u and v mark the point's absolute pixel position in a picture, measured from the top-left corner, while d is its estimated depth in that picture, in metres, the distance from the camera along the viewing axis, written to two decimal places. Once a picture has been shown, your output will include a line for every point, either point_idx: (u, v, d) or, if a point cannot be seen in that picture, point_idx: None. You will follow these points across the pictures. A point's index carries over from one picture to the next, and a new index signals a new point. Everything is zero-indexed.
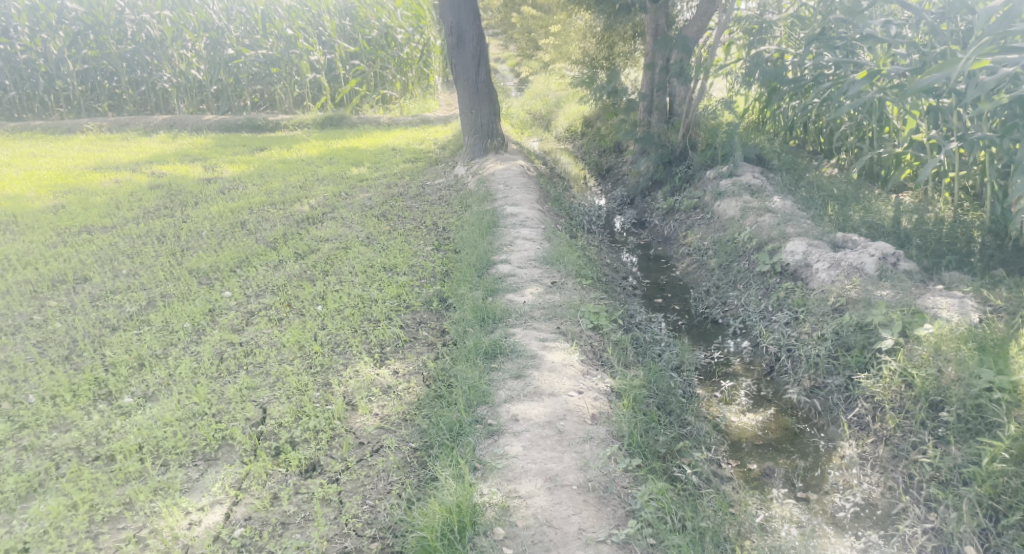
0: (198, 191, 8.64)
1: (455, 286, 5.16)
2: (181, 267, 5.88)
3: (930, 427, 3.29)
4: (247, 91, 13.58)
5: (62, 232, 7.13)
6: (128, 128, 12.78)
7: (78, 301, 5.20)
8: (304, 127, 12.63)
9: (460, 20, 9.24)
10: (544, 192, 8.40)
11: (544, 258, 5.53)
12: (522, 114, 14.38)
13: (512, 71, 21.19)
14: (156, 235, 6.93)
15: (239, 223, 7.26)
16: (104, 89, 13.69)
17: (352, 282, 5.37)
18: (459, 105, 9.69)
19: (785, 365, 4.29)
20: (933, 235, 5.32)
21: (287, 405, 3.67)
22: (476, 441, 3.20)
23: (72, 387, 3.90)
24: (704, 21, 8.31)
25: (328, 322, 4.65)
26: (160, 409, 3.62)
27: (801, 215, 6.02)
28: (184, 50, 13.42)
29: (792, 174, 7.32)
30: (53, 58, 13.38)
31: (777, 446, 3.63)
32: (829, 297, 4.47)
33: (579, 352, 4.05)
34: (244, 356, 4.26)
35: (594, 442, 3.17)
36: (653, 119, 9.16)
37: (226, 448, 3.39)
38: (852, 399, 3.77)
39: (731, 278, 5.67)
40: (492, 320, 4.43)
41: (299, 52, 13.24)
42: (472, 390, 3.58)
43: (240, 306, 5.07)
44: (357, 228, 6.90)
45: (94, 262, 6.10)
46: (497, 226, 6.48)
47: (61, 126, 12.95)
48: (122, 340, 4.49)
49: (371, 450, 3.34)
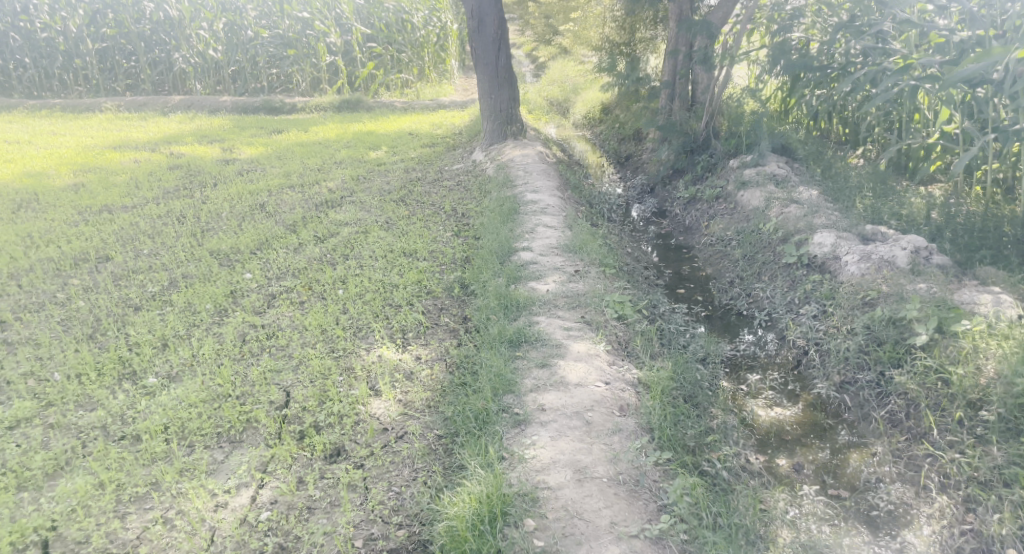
0: (217, 172, 8.63)
1: (476, 273, 5.12)
2: (202, 248, 5.87)
3: (967, 426, 3.24)
4: (265, 73, 13.54)
5: (82, 211, 7.13)
6: (146, 108, 12.78)
7: (101, 280, 5.20)
8: (321, 110, 12.58)
9: (481, 3, 9.10)
10: (564, 179, 8.31)
11: (566, 246, 5.47)
12: (539, 100, 14.24)
13: (529, 56, 21.01)
14: (176, 216, 6.93)
15: (259, 205, 7.24)
16: (123, 68, 13.68)
17: (372, 266, 5.34)
18: (479, 91, 9.60)
19: (813, 359, 4.22)
20: (965, 229, 5.19)
21: (311, 389, 3.66)
22: (503, 430, 3.16)
23: (96, 365, 3.89)
24: (728, 9, 8.16)
25: (350, 307, 4.63)
26: (185, 390, 3.62)
27: (828, 206, 5.91)
28: (202, 30, 13.38)
29: (818, 165, 7.18)
30: (72, 36, 13.38)
31: (805, 441, 3.58)
32: (859, 290, 4.38)
33: (605, 342, 4.00)
34: (267, 339, 4.25)
35: (623, 434, 3.13)
36: (675, 107, 9.04)
37: (250, 431, 3.38)
38: (884, 395, 3.71)
39: (756, 270, 5.57)
40: (515, 307, 4.39)
41: (316, 34, 13.15)
42: (497, 378, 3.54)
43: (261, 288, 5.06)
44: (376, 213, 6.86)
45: (116, 241, 6.11)
46: (517, 213, 6.41)
47: (80, 104, 12.97)
48: (145, 319, 4.48)
49: (395, 436, 3.32)
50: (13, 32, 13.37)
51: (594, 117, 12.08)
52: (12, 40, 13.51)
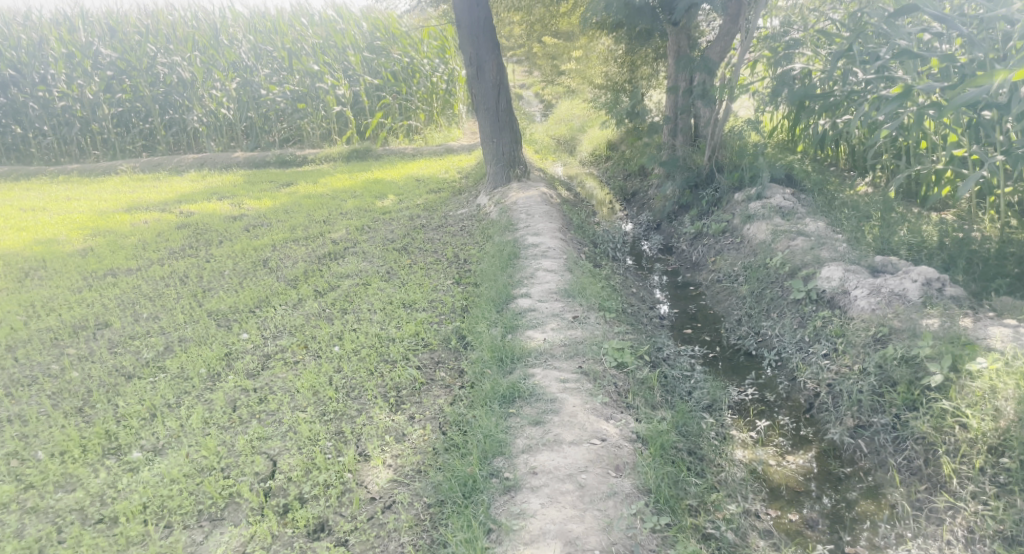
0: (223, 229, 8.66)
1: (473, 322, 4.98)
2: (201, 308, 5.83)
3: (989, 474, 3.01)
4: (275, 127, 13.75)
5: (88, 277, 7.16)
6: (158, 168, 13.02)
7: (97, 348, 5.18)
8: (330, 161, 12.72)
9: (479, 50, 9.13)
10: (567, 219, 8.22)
11: (566, 290, 5.32)
12: (545, 140, 14.27)
13: (537, 96, 21.19)
14: (180, 276, 6.92)
15: (262, 261, 7.22)
16: (138, 130, 13.98)
17: (370, 320, 5.24)
18: (481, 135, 9.61)
19: (825, 402, 4.01)
20: (979, 257, 5.01)
21: (297, 457, 3.56)
22: (491, 499, 3.03)
23: (81, 441, 3.86)
24: (726, 42, 8.15)
25: (344, 365, 4.49)
26: (168, 465, 3.57)
27: (836, 237, 5.74)
28: (214, 89, 13.62)
29: (825, 194, 7.02)
30: (88, 103, 13.65)
31: (818, 494, 3.36)
32: (869, 327, 4.18)
33: (602, 393, 3.82)
34: (258, 404, 4.14)
35: (618, 497, 2.97)
36: (678, 142, 9.00)
37: (232, 507, 3.33)
38: (900, 439, 3.48)
39: (764, 307, 5.38)
40: (511, 360, 4.24)
41: (324, 87, 13.40)
42: (488, 439, 3.41)
43: (257, 348, 4.96)
44: (378, 263, 6.80)
45: (116, 305, 6.11)
46: (517, 258, 6.29)
47: (96, 168, 13.24)
48: (136, 388, 4.42)
49: (382, 506, 3.21)
50: (31, 102, 13.66)
51: (601, 153, 12.06)
52: (31, 110, 13.80)
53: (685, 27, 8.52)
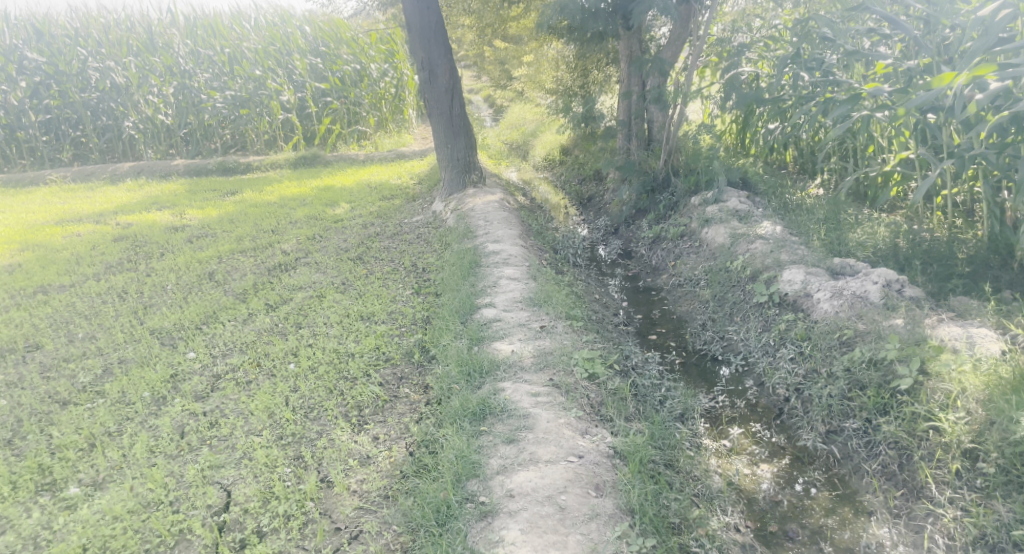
0: (164, 241, 8.22)
1: (437, 335, 4.80)
2: (142, 326, 5.47)
3: (966, 479, 3.05)
4: (218, 133, 13.22)
5: (16, 294, 6.68)
6: (92, 177, 12.33)
7: (27, 373, 4.77)
8: (277, 167, 12.30)
9: (431, 54, 8.93)
10: (526, 225, 8.10)
11: (531, 299, 5.19)
12: (498, 146, 14.15)
13: (487, 100, 21.08)
14: (118, 292, 6.51)
15: (207, 274, 6.85)
16: (69, 137, 13.23)
17: (327, 335, 4.99)
18: (434, 140, 9.41)
19: (795, 408, 4.00)
20: (932, 258, 5.13)
21: (253, 486, 3.32)
22: (467, 526, 2.89)
23: (11, 477, 3.53)
24: (677, 46, 8.28)
25: (301, 384, 4.24)
26: (110, 500, 3.29)
27: (794, 240, 5.78)
28: (150, 95, 13.00)
29: (779, 197, 7.10)
30: (13, 109, 12.83)
31: (798, 504, 3.32)
32: (834, 330, 4.20)
33: (576, 406, 3.71)
34: (209, 429, 3.87)
35: (601, 520, 2.88)
36: (632, 146, 9.01)
37: (183, 545, 3.08)
38: (873, 445, 3.50)
39: (727, 311, 5.37)
40: (479, 374, 4.09)
41: (269, 92, 12.93)
42: (461, 461, 3.25)
43: (205, 368, 4.65)
44: (332, 274, 6.54)
45: (48, 325, 5.67)
46: (478, 266, 6.13)
47: (23, 178, 12.45)
48: (72, 416, 4.07)
49: (349, 537, 3.03)
50: None
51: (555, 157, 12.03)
52: None
53: (636, 32, 8.55)
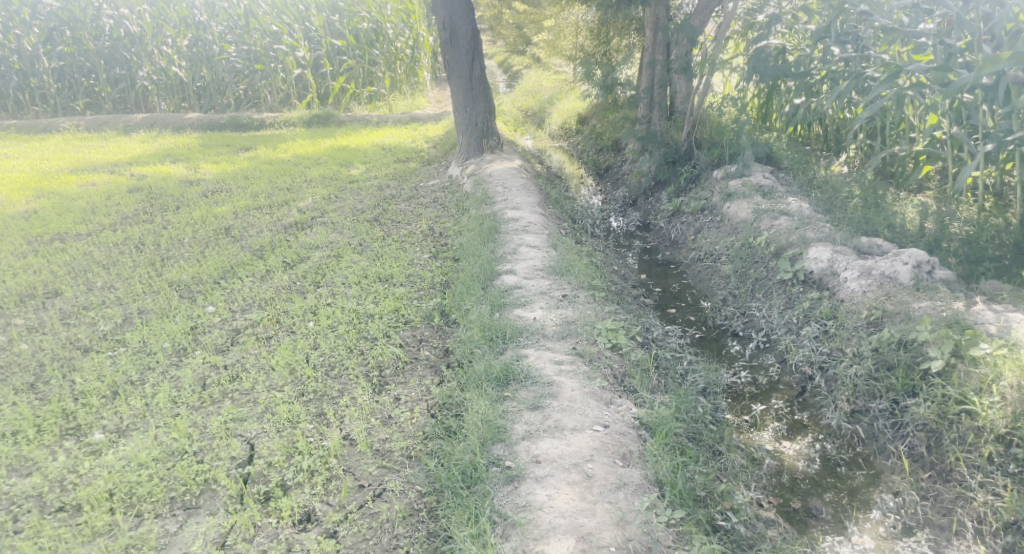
0: (179, 194, 8.15)
1: (458, 300, 4.76)
2: (160, 278, 5.45)
3: (998, 464, 3.04)
4: (232, 88, 13.04)
5: (32, 240, 6.66)
6: (105, 127, 12.23)
7: (48, 319, 4.78)
8: (290, 125, 12.16)
9: (453, 13, 8.74)
10: (544, 193, 8.00)
11: (553, 267, 5.14)
12: (514, 112, 13.92)
13: (502, 65, 20.73)
14: (135, 243, 6.47)
15: (223, 229, 6.81)
16: (82, 86, 13.08)
17: (345, 294, 4.96)
18: (453, 102, 9.26)
19: (819, 387, 3.97)
20: (962, 240, 5.03)
21: (277, 440, 3.33)
22: (494, 489, 2.90)
23: (36, 421, 3.55)
24: (705, 16, 7.91)
25: (321, 341, 4.23)
26: (134, 448, 3.31)
27: (820, 218, 5.69)
28: (164, 46, 12.83)
29: (804, 173, 6.97)
30: (27, 55, 12.69)
31: (822, 482, 3.32)
32: (862, 309, 4.14)
33: (600, 377, 3.68)
34: (230, 382, 3.87)
35: (628, 489, 2.88)
36: (654, 116, 8.84)
37: (208, 494, 3.09)
38: (900, 426, 3.48)
39: (749, 287, 5.30)
40: (501, 340, 4.07)
41: (284, 48, 12.72)
42: (486, 424, 3.25)
43: (225, 322, 4.64)
44: (349, 234, 6.48)
45: (66, 273, 5.65)
46: (497, 232, 6.06)
47: (36, 125, 12.37)
48: (94, 364, 4.08)
49: (372, 495, 3.03)
50: None
51: (572, 126, 11.86)
52: None
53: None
